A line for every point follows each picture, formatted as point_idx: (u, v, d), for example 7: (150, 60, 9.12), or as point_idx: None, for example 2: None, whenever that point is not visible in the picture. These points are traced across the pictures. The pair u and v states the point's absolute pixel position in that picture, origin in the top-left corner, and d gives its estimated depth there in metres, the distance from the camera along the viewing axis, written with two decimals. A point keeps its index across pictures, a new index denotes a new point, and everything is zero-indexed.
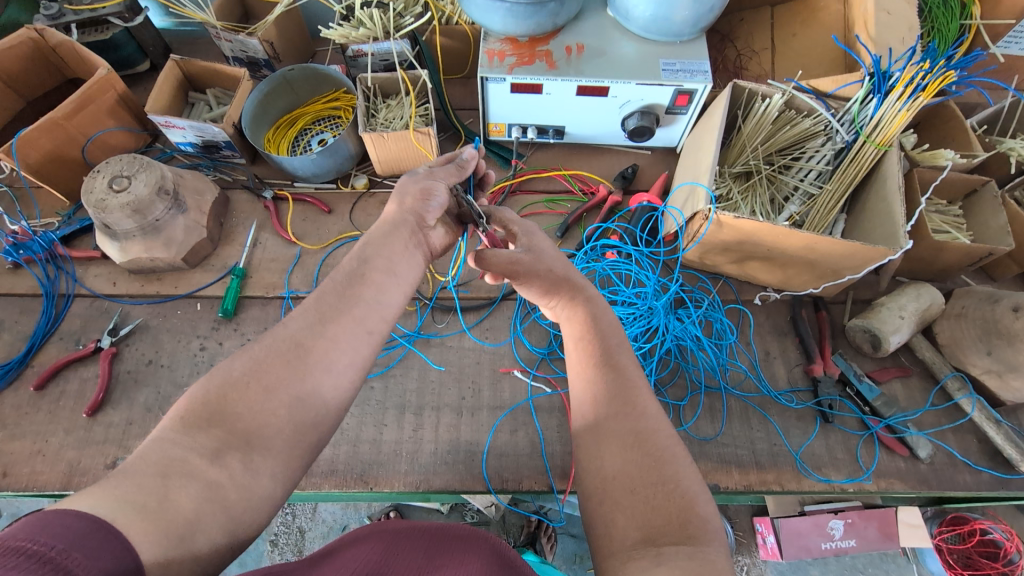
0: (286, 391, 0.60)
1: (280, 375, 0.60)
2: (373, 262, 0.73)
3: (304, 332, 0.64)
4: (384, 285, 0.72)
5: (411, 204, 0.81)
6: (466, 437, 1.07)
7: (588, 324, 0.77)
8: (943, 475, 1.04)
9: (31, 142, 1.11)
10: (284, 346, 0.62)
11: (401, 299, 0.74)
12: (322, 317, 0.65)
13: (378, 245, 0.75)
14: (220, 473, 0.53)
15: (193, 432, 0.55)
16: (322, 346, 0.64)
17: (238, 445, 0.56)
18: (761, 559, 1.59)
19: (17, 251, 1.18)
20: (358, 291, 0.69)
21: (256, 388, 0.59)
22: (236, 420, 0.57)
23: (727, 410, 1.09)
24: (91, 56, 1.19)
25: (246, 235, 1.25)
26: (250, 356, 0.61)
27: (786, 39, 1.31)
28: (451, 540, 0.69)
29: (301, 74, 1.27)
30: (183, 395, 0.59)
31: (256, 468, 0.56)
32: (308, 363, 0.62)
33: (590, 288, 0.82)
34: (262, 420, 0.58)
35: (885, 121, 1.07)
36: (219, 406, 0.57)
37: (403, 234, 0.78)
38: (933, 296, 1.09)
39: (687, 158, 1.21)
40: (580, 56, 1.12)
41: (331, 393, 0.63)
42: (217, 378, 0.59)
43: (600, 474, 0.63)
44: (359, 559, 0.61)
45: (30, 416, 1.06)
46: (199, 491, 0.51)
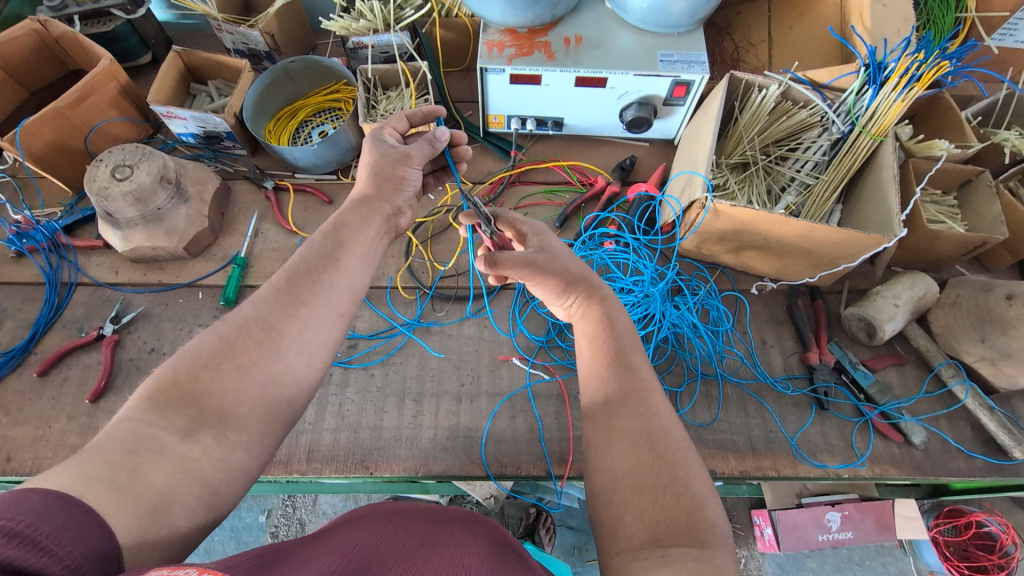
0: (259, 371, 0.62)
1: (252, 355, 0.62)
2: (348, 246, 0.75)
3: (273, 314, 0.65)
4: (355, 271, 0.74)
5: (385, 190, 0.84)
6: (465, 423, 1.08)
7: (602, 324, 0.78)
8: (938, 461, 1.06)
9: (35, 131, 1.12)
10: (255, 327, 0.64)
11: (367, 282, 0.76)
12: (290, 300, 0.67)
13: (352, 228, 0.77)
14: (193, 450, 0.54)
15: (165, 411, 0.56)
16: (293, 328, 0.65)
17: (211, 422, 0.57)
18: (758, 551, 1.60)
19: (21, 240, 1.19)
20: (327, 276, 0.71)
21: (228, 367, 0.60)
22: (208, 399, 0.58)
23: (723, 398, 1.11)
24: (93, 46, 1.20)
25: (247, 225, 1.26)
26: (220, 335, 0.62)
27: (783, 31, 1.32)
28: (448, 523, 0.70)
29: (302, 67, 1.28)
30: (152, 374, 0.60)
31: (230, 443, 0.57)
32: (281, 344, 0.64)
33: (604, 288, 0.82)
34: (236, 399, 0.59)
35: (881, 112, 1.08)
36: (193, 386, 0.58)
37: (376, 220, 0.81)
38: (927, 285, 1.10)
39: (684, 149, 1.23)
40: (579, 47, 1.13)
41: (305, 371, 0.65)
42: (187, 358, 0.60)
43: (610, 473, 0.64)
44: (363, 538, 0.62)
45: (33, 402, 1.07)
46: (170, 466, 0.52)
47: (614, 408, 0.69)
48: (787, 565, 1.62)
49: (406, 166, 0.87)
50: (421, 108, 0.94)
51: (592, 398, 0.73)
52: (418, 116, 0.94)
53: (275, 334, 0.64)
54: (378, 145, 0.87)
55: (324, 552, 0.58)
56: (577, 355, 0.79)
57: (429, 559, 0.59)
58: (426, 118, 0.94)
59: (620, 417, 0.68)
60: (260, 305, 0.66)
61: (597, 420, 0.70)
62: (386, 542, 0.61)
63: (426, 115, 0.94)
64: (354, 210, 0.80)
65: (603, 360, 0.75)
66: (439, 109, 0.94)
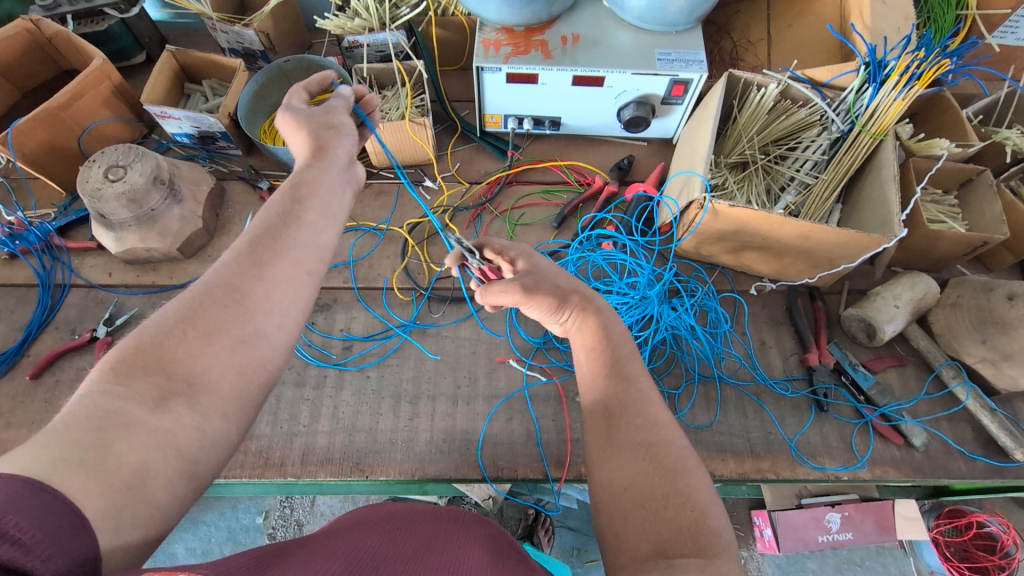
0: (226, 335, 0.59)
1: (218, 319, 0.59)
2: (308, 203, 0.72)
3: (237, 277, 0.62)
4: (317, 227, 0.71)
5: (320, 137, 0.81)
6: (462, 425, 1.07)
7: (598, 335, 0.78)
8: (938, 463, 1.05)
9: (27, 132, 1.11)
10: (220, 293, 0.61)
11: (335, 236, 0.73)
12: (254, 263, 0.64)
13: (308, 185, 0.74)
14: (164, 421, 0.52)
15: (131, 381, 0.53)
16: (260, 288, 0.63)
17: (181, 390, 0.55)
18: (758, 552, 1.59)
19: (13, 241, 1.18)
20: (289, 234, 0.68)
21: (194, 334, 0.58)
22: (175, 365, 0.55)
23: (722, 400, 1.10)
24: (85, 45, 1.19)
25: (242, 226, 1.25)
26: (183, 304, 0.60)
27: (782, 30, 1.31)
28: (446, 523, 0.69)
29: (297, 66, 1.27)
30: (115, 347, 0.57)
31: (205, 410, 0.55)
32: (248, 307, 0.61)
33: (597, 299, 0.82)
34: (205, 364, 0.57)
35: (881, 110, 1.07)
36: (159, 355, 0.55)
37: (327, 170, 0.77)
38: (928, 285, 1.09)
39: (682, 148, 1.22)
40: (576, 46, 1.12)
41: (276, 331, 0.63)
42: (150, 329, 0.57)
43: (614, 487, 0.63)
44: (362, 544, 0.59)
45: (25, 404, 1.06)
46: (143, 440, 0.50)
47: (615, 427, 0.68)
48: (787, 566, 1.61)
49: (335, 115, 0.85)
50: (312, 78, 0.91)
51: (592, 398, 0.74)
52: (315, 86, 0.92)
53: (240, 296, 0.61)
54: (295, 110, 0.83)
55: (323, 555, 0.56)
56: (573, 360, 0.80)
57: (429, 563, 0.57)
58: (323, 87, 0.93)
59: (625, 427, 0.67)
60: (225, 272, 0.63)
61: (598, 437, 0.69)
62: (386, 547, 0.59)
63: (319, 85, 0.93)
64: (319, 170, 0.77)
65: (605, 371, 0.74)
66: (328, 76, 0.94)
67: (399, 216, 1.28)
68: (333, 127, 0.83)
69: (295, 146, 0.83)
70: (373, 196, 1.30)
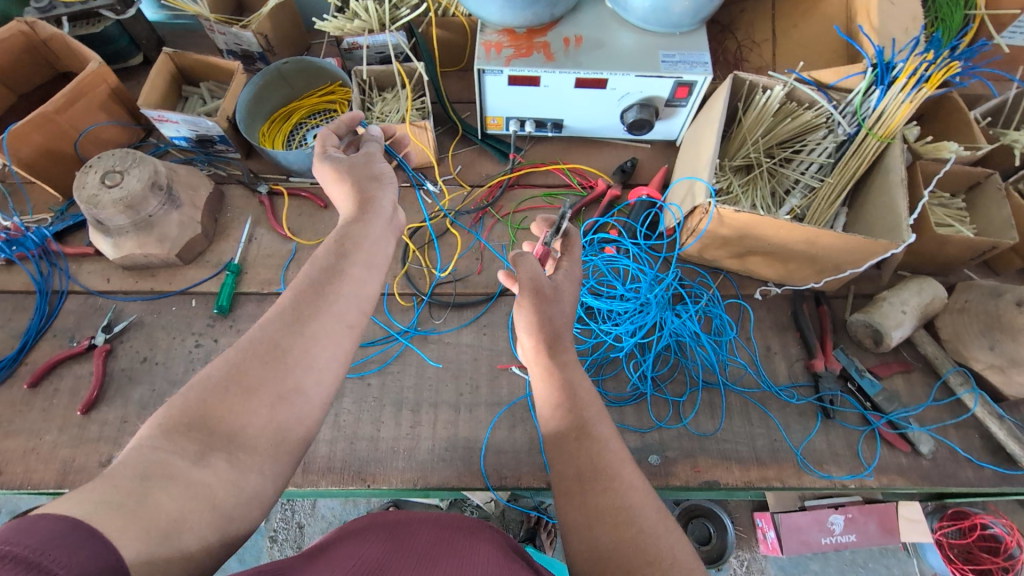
0: (266, 392, 0.59)
1: (259, 376, 0.59)
2: (352, 257, 0.70)
3: (281, 334, 0.62)
4: (362, 279, 0.70)
5: (361, 189, 0.79)
6: (464, 433, 1.06)
7: (564, 392, 0.73)
8: (946, 470, 1.04)
9: (23, 137, 1.10)
10: (262, 349, 0.61)
11: (378, 287, 0.72)
12: (296, 317, 0.63)
13: (356, 238, 0.72)
14: (204, 475, 0.53)
15: (175, 436, 0.54)
16: (300, 345, 0.62)
17: (221, 446, 0.55)
18: (760, 554, 1.58)
19: (10, 247, 1.16)
20: (333, 288, 0.67)
21: (235, 392, 0.58)
22: (217, 422, 0.56)
23: (727, 406, 1.09)
24: (82, 49, 1.18)
25: (241, 231, 1.24)
26: (228, 359, 0.60)
27: (787, 30, 1.29)
28: (456, 531, 0.68)
29: (296, 68, 1.25)
30: (166, 403, 0.57)
31: (242, 466, 0.56)
32: (287, 364, 0.61)
33: (567, 355, 0.78)
34: (245, 421, 0.57)
35: (889, 112, 1.05)
36: (202, 412, 0.56)
37: (379, 222, 0.76)
38: (935, 291, 1.08)
39: (686, 151, 1.20)
40: (579, 48, 1.11)
41: (314, 388, 0.62)
42: (196, 385, 0.58)
43: (584, 507, 0.63)
44: (356, 559, 0.57)
45: (23, 413, 1.05)
46: (181, 492, 0.50)
47: (587, 441, 0.68)
48: (790, 568, 1.60)
49: (376, 163, 0.83)
50: (341, 119, 0.90)
51: (554, 429, 0.71)
52: (343, 127, 0.91)
53: (281, 354, 0.61)
54: (334, 160, 0.82)
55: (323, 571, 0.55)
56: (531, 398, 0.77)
57: (437, 571, 0.57)
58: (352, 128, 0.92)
59: (596, 446, 0.67)
60: (269, 328, 0.63)
61: (565, 451, 0.68)
62: (390, 557, 0.58)
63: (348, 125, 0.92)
64: (374, 228, 0.75)
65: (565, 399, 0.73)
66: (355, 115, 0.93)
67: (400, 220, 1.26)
68: (376, 178, 0.81)
69: (338, 196, 0.81)
70: None
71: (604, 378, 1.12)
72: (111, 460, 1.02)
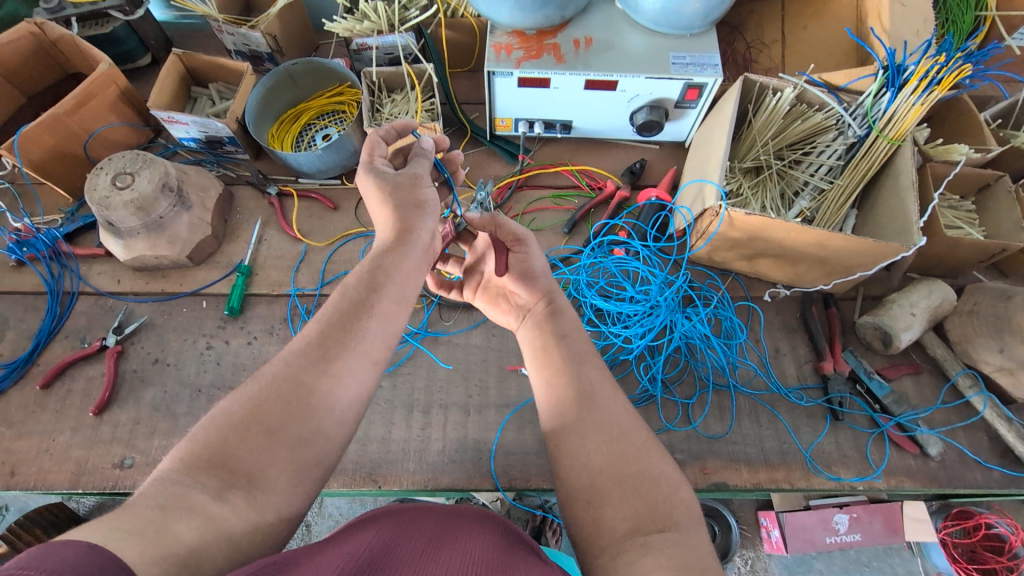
0: (288, 433, 0.60)
1: (282, 418, 0.61)
2: (385, 292, 0.71)
3: (305, 372, 0.63)
4: (391, 314, 0.71)
5: (404, 215, 0.78)
6: (474, 435, 1.07)
7: (558, 334, 0.80)
8: (954, 472, 1.04)
9: (34, 138, 1.10)
10: (284, 388, 0.62)
11: (403, 323, 0.73)
12: (322, 355, 0.64)
13: (389, 271, 0.72)
14: (224, 509, 0.54)
15: (196, 473, 0.55)
16: (323, 385, 0.63)
17: (241, 484, 0.57)
18: (765, 553, 1.58)
19: (21, 248, 1.17)
20: (360, 326, 0.67)
21: (256, 432, 0.59)
22: (236, 462, 0.58)
23: (737, 409, 1.09)
24: (92, 50, 1.18)
25: (251, 232, 1.24)
26: (250, 395, 0.61)
27: (797, 31, 1.29)
28: (460, 523, 0.67)
29: (305, 69, 1.25)
30: (183, 439, 0.59)
31: (261, 506, 0.57)
32: (310, 405, 0.62)
33: (560, 301, 0.84)
34: (263, 463, 0.59)
35: (899, 115, 1.05)
36: (222, 451, 0.57)
37: (415, 253, 0.76)
38: (945, 293, 1.08)
39: (696, 154, 1.20)
40: (589, 49, 1.10)
41: (333, 429, 0.64)
42: (218, 422, 0.59)
43: (586, 470, 0.63)
44: (361, 544, 0.55)
45: (36, 415, 1.06)
46: (200, 524, 0.51)
47: (593, 409, 0.69)
48: (795, 567, 1.60)
49: (421, 187, 0.82)
50: (396, 124, 0.89)
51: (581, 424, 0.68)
52: (392, 134, 0.89)
53: (304, 393, 0.62)
54: (380, 176, 0.80)
55: (326, 557, 0.52)
56: (521, 344, 0.83)
57: (440, 561, 0.55)
58: (402, 135, 0.91)
59: (602, 411, 0.69)
60: (292, 364, 0.63)
61: (568, 417, 0.69)
62: (394, 547, 0.56)
63: (399, 131, 0.90)
64: (408, 263, 0.75)
65: (562, 362, 0.76)
66: (408, 125, 0.91)
67: None
68: (418, 205, 0.80)
69: (378, 214, 0.80)
70: None
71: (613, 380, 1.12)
72: (125, 461, 1.02)
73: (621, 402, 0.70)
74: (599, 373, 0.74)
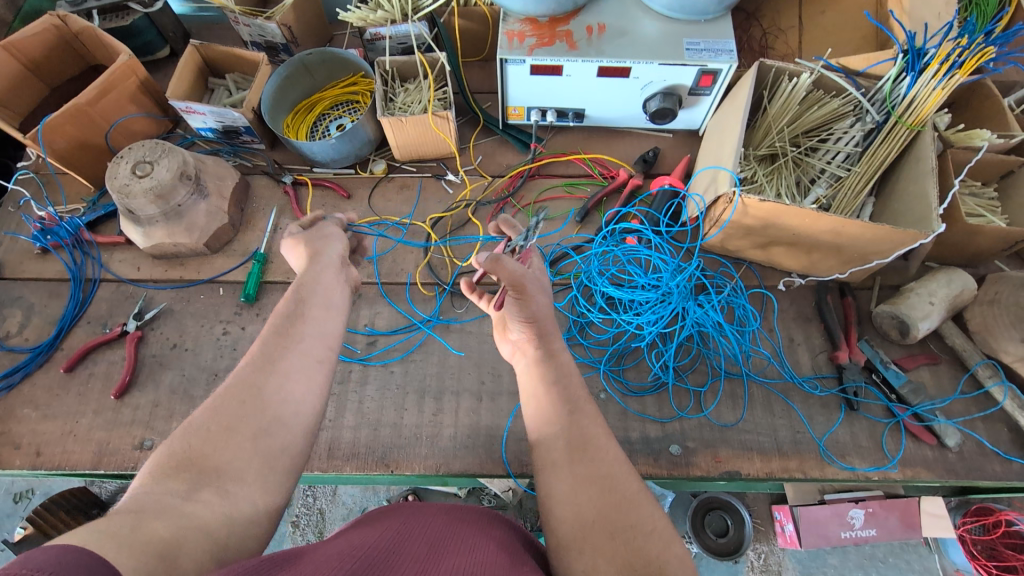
0: (247, 427, 0.62)
1: (238, 415, 0.63)
2: (309, 300, 0.76)
3: (253, 375, 0.66)
4: (322, 319, 0.75)
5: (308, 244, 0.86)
6: (486, 421, 1.07)
7: (557, 372, 0.77)
8: (973, 464, 1.02)
9: (57, 128, 1.13)
10: (237, 392, 0.64)
11: (339, 322, 0.77)
12: (265, 360, 0.68)
13: (311, 285, 0.79)
14: (196, 508, 0.54)
15: (165, 478, 0.56)
16: (273, 382, 0.66)
17: (210, 480, 0.57)
18: (779, 547, 1.57)
19: (45, 236, 1.21)
20: (296, 328, 0.72)
21: (218, 431, 0.61)
22: (204, 459, 0.58)
23: (750, 397, 1.08)
24: (113, 42, 1.20)
25: (266, 221, 1.26)
26: (207, 405, 0.63)
27: (815, 16, 1.27)
28: (461, 518, 0.68)
29: (319, 59, 1.26)
30: (155, 451, 0.60)
31: (234, 498, 0.57)
32: (263, 398, 0.65)
33: (552, 343, 0.81)
34: (231, 457, 0.60)
35: (920, 100, 1.03)
36: (187, 454, 0.59)
37: (331, 268, 0.83)
38: (965, 282, 1.06)
39: (710, 140, 1.19)
40: (602, 36, 1.10)
41: (293, 418, 0.65)
42: (180, 431, 0.61)
43: (578, 519, 0.61)
44: (366, 544, 0.56)
45: (60, 397, 1.09)
46: (174, 522, 0.51)
47: (579, 418, 0.71)
48: (809, 562, 1.58)
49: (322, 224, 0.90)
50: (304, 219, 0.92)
51: (586, 447, 0.68)
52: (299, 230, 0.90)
53: (256, 390, 0.65)
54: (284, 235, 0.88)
55: (331, 554, 0.53)
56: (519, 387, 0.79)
57: (443, 564, 0.54)
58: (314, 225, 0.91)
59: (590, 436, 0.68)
60: (242, 372, 0.67)
61: (558, 468, 0.66)
62: (399, 545, 0.57)
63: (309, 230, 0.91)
64: (332, 276, 0.82)
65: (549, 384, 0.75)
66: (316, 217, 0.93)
67: (421, 210, 1.27)
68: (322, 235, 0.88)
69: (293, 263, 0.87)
70: (395, 190, 1.29)
71: (625, 368, 1.12)
72: (145, 443, 1.05)
73: (602, 426, 0.71)
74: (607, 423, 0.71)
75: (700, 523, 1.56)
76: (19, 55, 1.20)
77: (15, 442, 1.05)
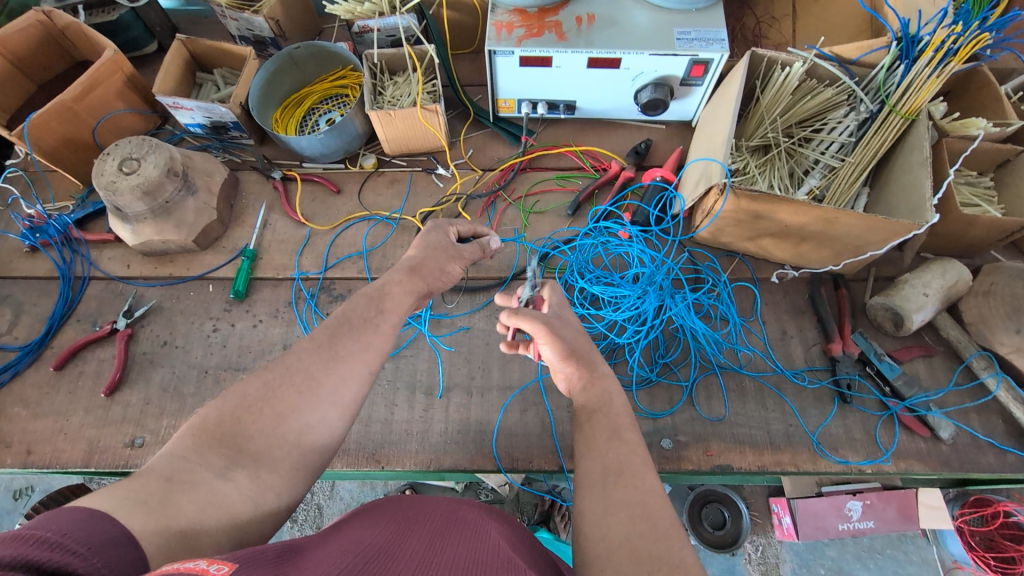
0: (298, 418, 0.62)
1: (291, 402, 0.62)
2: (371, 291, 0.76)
3: (316, 366, 0.66)
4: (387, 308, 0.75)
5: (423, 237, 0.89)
6: (477, 416, 1.07)
7: (601, 398, 0.74)
8: (966, 456, 1.01)
9: (44, 126, 1.12)
10: (295, 376, 0.64)
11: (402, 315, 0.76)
12: (331, 355, 0.67)
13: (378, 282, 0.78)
14: (226, 486, 0.54)
15: (204, 449, 0.56)
16: (332, 381, 0.65)
17: (247, 463, 0.57)
18: (776, 539, 1.56)
19: (33, 235, 1.20)
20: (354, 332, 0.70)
21: (267, 412, 0.61)
22: (246, 440, 0.59)
23: (727, 389, 1.08)
24: (98, 37, 1.19)
25: (256, 217, 1.25)
26: (258, 384, 0.63)
27: (808, 5, 1.26)
28: (461, 510, 0.66)
29: (308, 53, 1.25)
30: (195, 415, 0.61)
31: (264, 484, 0.57)
32: (318, 393, 0.64)
33: (600, 367, 0.77)
34: (273, 442, 0.60)
35: (915, 88, 1.02)
36: (235, 429, 0.59)
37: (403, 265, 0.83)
38: (960, 272, 1.04)
39: (702, 131, 1.17)
40: (591, 26, 1.08)
41: None
42: (231, 401, 0.61)
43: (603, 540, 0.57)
44: (367, 540, 0.54)
45: (51, 396, 1.09)
46: (202, 499, 0.52)
47: (619, 442, 0.67)
48: (806, 554, 1.58)
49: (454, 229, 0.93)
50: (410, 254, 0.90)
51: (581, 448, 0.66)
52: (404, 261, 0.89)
53: (312, 383, 0.64)
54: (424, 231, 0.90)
55: (330, 549, 0.52)
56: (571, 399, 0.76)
57: (444, 552, 0.53)
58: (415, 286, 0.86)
59: None
60: (295, 357, 0.66)
61: (591, 490, 0.63)
62: (399, 540, 0.55)
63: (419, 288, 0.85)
64: (399, 277, 0.80)
65: None
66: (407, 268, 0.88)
67: (412, 205, 1.26)
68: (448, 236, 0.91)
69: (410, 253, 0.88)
70: (386, 184, 1.28)
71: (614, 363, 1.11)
72: (136, 441, 1.05)
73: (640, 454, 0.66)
74: (633, 452, 0.66)
75: (697, 516, 1.56)
76: (5, 51, 1.20)
77: (7, 441, 1.05)
